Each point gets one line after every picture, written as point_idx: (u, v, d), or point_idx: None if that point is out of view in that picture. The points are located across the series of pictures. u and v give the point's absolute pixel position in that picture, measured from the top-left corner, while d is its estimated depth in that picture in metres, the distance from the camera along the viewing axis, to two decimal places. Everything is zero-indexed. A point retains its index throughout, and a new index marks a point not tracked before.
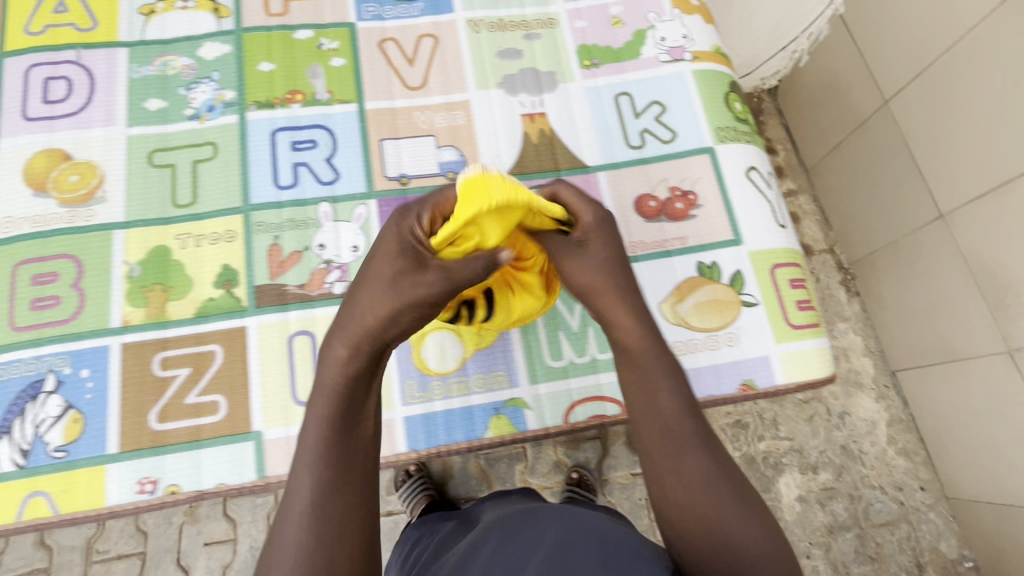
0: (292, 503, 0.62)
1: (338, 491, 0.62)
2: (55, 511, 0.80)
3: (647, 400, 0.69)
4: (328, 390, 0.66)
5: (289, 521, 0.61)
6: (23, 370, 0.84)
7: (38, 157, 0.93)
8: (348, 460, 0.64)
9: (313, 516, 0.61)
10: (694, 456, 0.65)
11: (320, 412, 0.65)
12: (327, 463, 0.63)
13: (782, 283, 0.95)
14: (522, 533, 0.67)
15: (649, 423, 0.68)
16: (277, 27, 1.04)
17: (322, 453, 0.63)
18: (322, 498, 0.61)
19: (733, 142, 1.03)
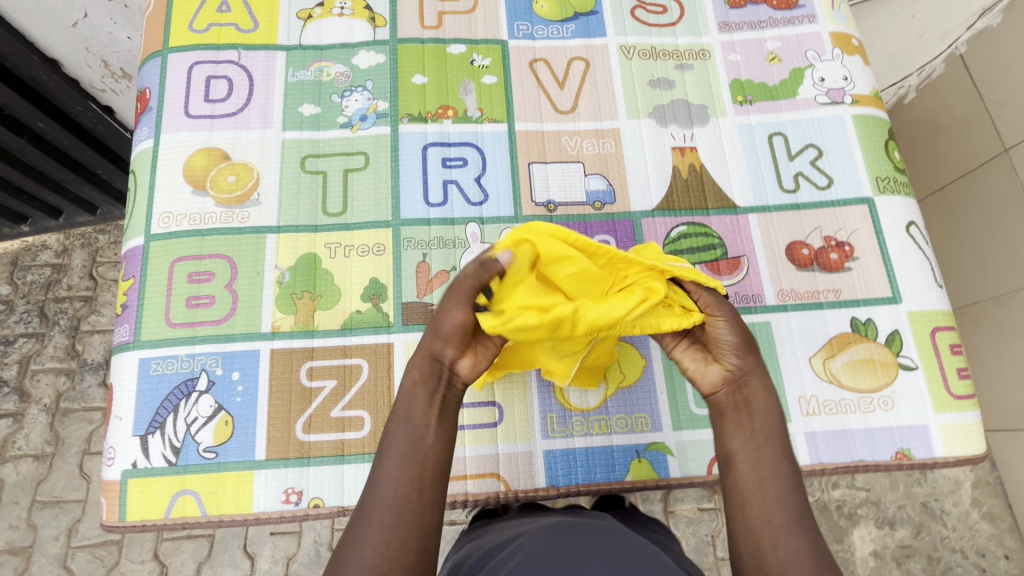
0: (371, 507, 0.61)
1: (410, 492, 0.62)
2: (203, 511, 0.81)
3: (756, 467, 0.65)
4: (408, 399, 0.68)
5: (367, 523, 0.60)
6: (177, 367, 0.85)
7: (198, 155, 0.95)
8: (421, 464, 0.64)
9: (393, 519, 0.60)
10: (797, 533, 0.60)
11: (402, 422, 0.66)
12: (406, 465, 0.63)
13: (944, 349, 0.90)
14: (576, 538, 0.61)
15: (756, 481, 0.64)
16: (431, 40, 1.03)
17: (399, 461, 0.63)
18: (397, 498, 0.61)
19: (894, 193, 0.98)
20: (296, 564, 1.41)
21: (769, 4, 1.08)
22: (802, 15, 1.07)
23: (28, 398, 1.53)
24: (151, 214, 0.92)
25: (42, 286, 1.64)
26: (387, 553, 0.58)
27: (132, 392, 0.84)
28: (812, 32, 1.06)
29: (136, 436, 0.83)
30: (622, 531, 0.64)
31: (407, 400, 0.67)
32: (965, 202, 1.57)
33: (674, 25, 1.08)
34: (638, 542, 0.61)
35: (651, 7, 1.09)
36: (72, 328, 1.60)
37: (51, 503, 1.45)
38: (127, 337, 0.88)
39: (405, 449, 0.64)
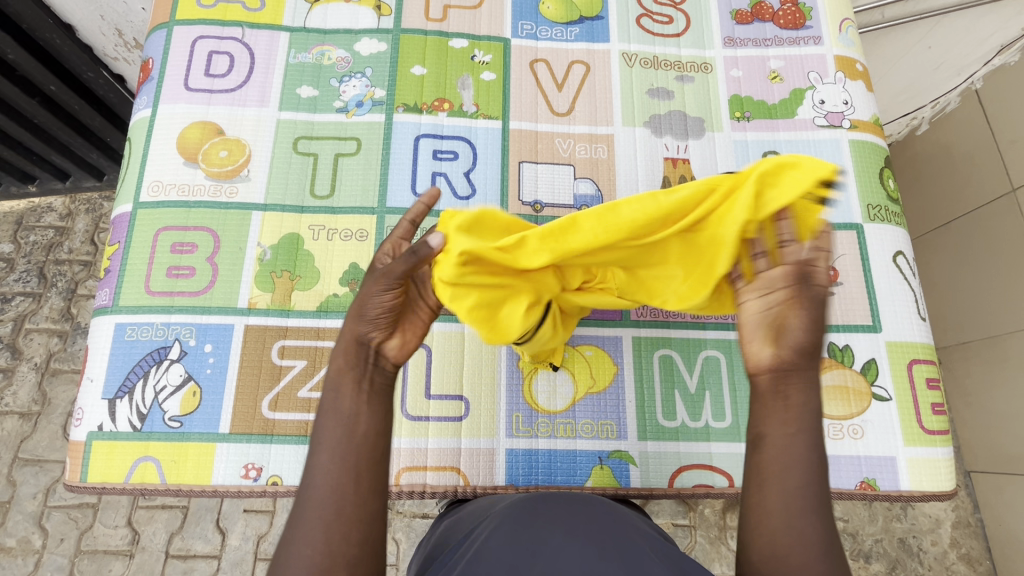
0: (298, 520, 0.49)
1: (342, 481, 0.50)
2: (163, 479, 0.81)
3: (778, 454, 0.51)
4: (334, 391, 0.55)
5: (297, 535, 0.49)
6: (152, 335, 0.86)
7: (193, 128, 0.96)
8: (355, 453, 0.52)
9: (325, 514, 0.49)
10: (803, 521, 0.48)
11: (327, 417, 0.54)
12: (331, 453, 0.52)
13: (920, 383, 0.89)
14: (545, 520, 0.60)
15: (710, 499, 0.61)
16: (434, 32, 1.04)
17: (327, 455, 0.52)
18: (331, 495, 0.50)
19: (884, 221, 0.97)
20: (266, 543, 1.42)
21: (776, 23, 1.08)
22: (808, 36, 1.07)
23: (19, 355, 1.55)
24: (141, 182, 0.94)
25: (43, 247, 1.66)
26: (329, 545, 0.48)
27: (105, 355, 0.85)
28: (817, 53, 1.06)
29: (104, 399, 0.84)
30: (604, 505, 0.65)
31: (332, 389, 0.55)
32: (970, 238, 1.56)
33: (679, 36, 1.08)
34: (613, 520, 0.62)
35: (658, 16, 1.09)
36: (68, 291, 1.62)
37: (32, 461, 1.47)
38: (106, 301, 0.89)
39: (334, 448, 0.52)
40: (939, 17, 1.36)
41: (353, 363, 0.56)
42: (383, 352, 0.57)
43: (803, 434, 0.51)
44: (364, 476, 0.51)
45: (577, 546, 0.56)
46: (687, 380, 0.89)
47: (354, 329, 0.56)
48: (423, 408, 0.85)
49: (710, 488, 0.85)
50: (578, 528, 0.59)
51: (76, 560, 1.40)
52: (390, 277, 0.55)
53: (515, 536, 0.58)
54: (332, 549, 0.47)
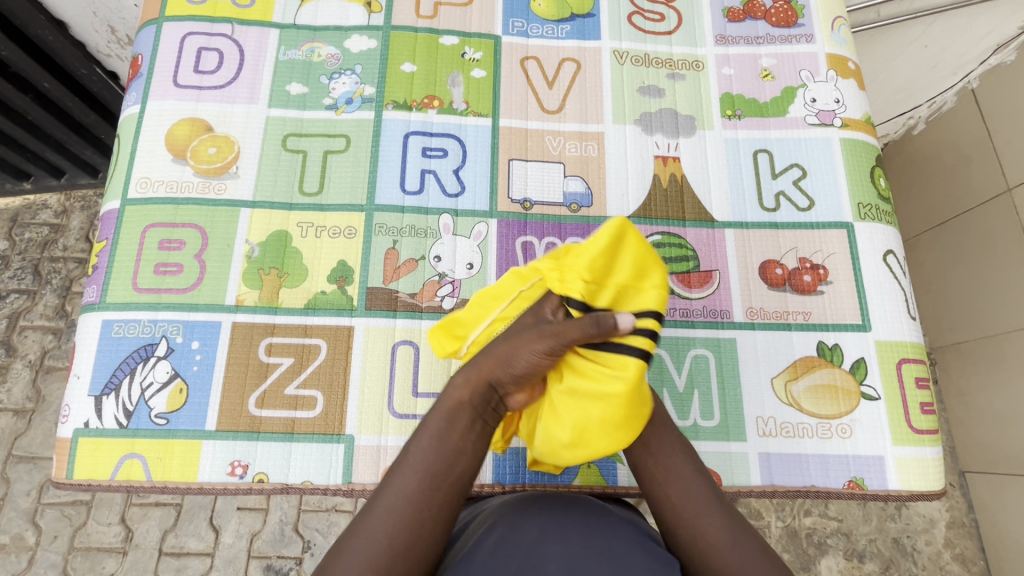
0: (370, 524, 0.58)
1: (423, 516, 0.59)
2: (149, 476, 0.81)
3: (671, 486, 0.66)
4: (446, 421, 0.63)
5: (365, 537, 0.57)
6: (139, 332, 0.86)
7: (182, 124, 0.95)
8: (441, 490, 0.60)
9: (393, 532, 0.57)
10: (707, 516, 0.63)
11: (432, 439, 0.62)
12: (425, 487, 0.60)
13: (909, 382, 0.88)
14: (530, 520, 0.61)
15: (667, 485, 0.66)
16: (424, 29, 1.04)
17: (416, 472, 0.60)
18: (408, 522, 0.58)
19: (874, 220, 0.96)
20: (259, 541, 1.42)
21: (767, 20, 1.07)
22: (800, 34, 1.07)
23: (13, 352, 1.55)
24: (130, 178, 0.93)
25: (38, 244, 1.66)
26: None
27: (92, 352, 0.85)
28: (809, 51, 1.05)
29: (90, 396, 0.83)
30: (590, 505, 0.66)
31: (444, 421, 0.63)
32: (964, 238, 1.55)
33: (670, 33, 1.07)
34: (605, 522, 0.62)
35: (649, 14, 1.08)
36: (63, 288, 1.62)
37: (26, 458, 1.47)
38: (94, 298, 0.88)
39: (420, 472, 0.60)
40: (934, 16, 1.36)
41: (476, 401, 0.64)
42: (503, 398, 0.66)
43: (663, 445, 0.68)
44: (439, 516, 0.59)
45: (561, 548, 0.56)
46: (675, 379, 0.89)
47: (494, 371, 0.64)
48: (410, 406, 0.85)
49: None
50: (569, 531, 0.59)
51: (69, 558, 1.40)
52: (557, 338, 0.60)
53: (503, 539, 0.58)
54: (391, 568, 0.56)
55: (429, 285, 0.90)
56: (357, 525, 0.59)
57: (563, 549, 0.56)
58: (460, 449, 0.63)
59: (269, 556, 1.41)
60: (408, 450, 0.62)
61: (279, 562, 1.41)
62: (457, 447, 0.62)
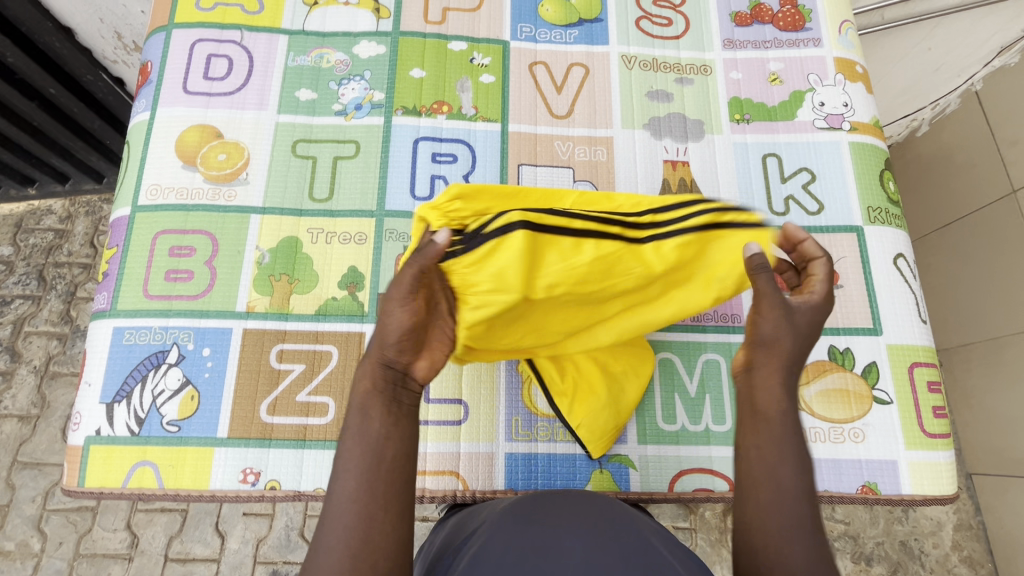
0: (319, 541, 0.50)
1: (371, 515, 0.51)
2: (160, 484, 0.81)
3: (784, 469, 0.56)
4: (361, 415, 0.55)
5: (318, 554, 0.49)
6: (150, 339, 0.86)
7: (191, 131, 0.95)
8: (384, 482, 0.52)
9: (342, 545, 0.49)
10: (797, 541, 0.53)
11: (355, 438, 0.54)
12: (364, 482, 0.52)
13: (921, 386, 0.88)
14: (545, 517, 0.60)
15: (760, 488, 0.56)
16: (433, 35, 1.04)
17: (349, 477, 0.52)
18: (360, 524, 0.50)
19: (884, 224, 0.96)
20: (266, 547, 1.41)
21: (775, 25, 1.08)
22: (807, 38, 1.07)
23: (18, 358, 1.55)
24: (139, 185, 0.93)
25: (43, 249, 1.66)
26: None
27: (103, 359, 0.85)
28: (816, 55, 1.06)
29: (101, 403, 0.83)
30: (605, 501, 0.66)
31: (360, 413, 0.55)
32: (970, 240, 1.55)
33: (678, 38, 1.08)
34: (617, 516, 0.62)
35: (657, 18, 1.09)
36: (67, 293, 1.62)
37: (31, 464, 1.46)
38: (104, 305, 0.88)
39: (348, 475, 0.52)
40: (939, 18, 1.36)
41: (383, 383, 0.56)
42: (408, 372, 0.58)
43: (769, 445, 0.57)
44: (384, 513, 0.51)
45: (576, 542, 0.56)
46: (687, 384, 0.89)
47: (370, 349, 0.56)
48: (421, 412, 0.85)
49: (710, 492, 0.84)
50: (582, 527, 0.59)
51: (75, 564, 1.39)
52: (416, 277, 0.56)
53: (517, 534, 0.58)
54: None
55: None
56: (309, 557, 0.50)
57: (581, 541, 0.56)
58: (393, 435, 0.55)
59: (276, 562, 1.41)
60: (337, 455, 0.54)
61: (285, 568, 1.40)
62: (387, 434, 0.55)
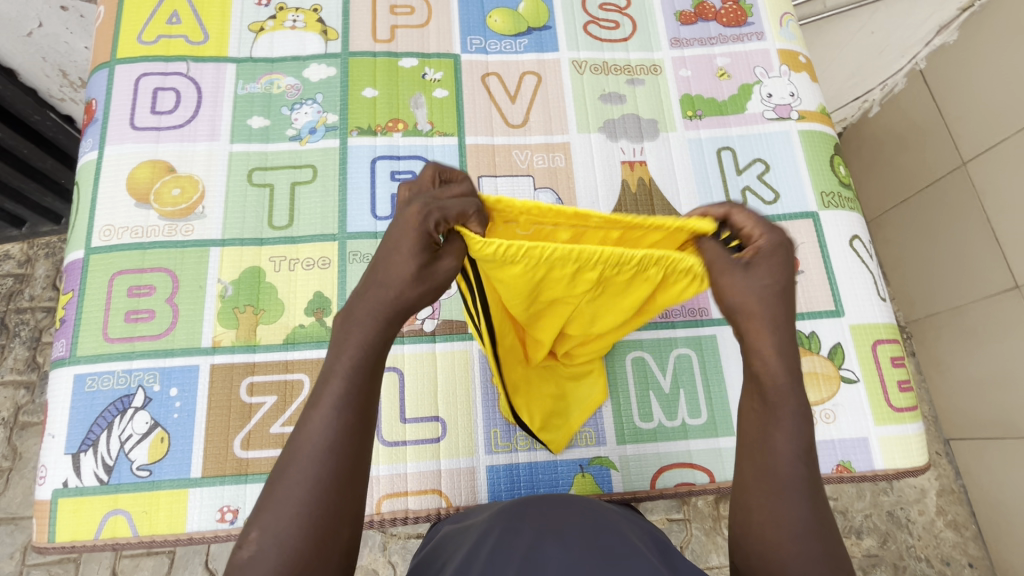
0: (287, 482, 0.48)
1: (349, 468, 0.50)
2: (134, 532, 0.78)
3: (773, 435, 0.54)
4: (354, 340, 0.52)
5: (286, 496, 0.48)
6: (113, 383, 0.84)
7: (142, 167, 0.94)
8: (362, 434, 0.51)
9: (308, 503, 0.48)
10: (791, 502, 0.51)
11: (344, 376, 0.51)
12: (345, 435, 0.50)
13: (885, 362, 0.90)
14: (530, 523, 0.60)
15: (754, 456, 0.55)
16: (383, 53, 1.04)
17: (332, 429, 0.49)
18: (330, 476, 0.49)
19: (838, 208, 0.99)
20: None
21: (719, 21, 1.10)
22: (751, 32, 1.09)
23: None
24: (92, 227, 0.91)
25: (3, 296, 1.61)
26: (316, 537, 0.47)
27: (66, 409, 0.83)
28: (760, 48, 1.08)
29: (67, 454, 0.81)
30: (591, 506, 0.65)
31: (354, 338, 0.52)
32: (925, 215, 1.61)
33: (627, 40, 1.09)
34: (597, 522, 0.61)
35: (604, 22, 1.10)
36: (33, 340, 1.57)
37: (6, 520, 1.41)
38: (64, 352, 0.86)
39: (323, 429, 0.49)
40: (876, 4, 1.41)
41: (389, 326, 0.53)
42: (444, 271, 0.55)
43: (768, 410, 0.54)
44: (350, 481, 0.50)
45: (557, 544, 0.55)
46: (660, 381, 0.90)
47: (381, 296, 0.52)
48: (399, 433, 0.84)
49: (691, 486, 0.85)
50: (566, 531, 0.58)
51: None
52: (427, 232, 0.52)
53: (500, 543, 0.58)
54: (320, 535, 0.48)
55: None
56: (271, 497, 0.49)
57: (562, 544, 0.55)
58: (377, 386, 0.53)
59: None
60: (317, 395, 0.51)
61: None
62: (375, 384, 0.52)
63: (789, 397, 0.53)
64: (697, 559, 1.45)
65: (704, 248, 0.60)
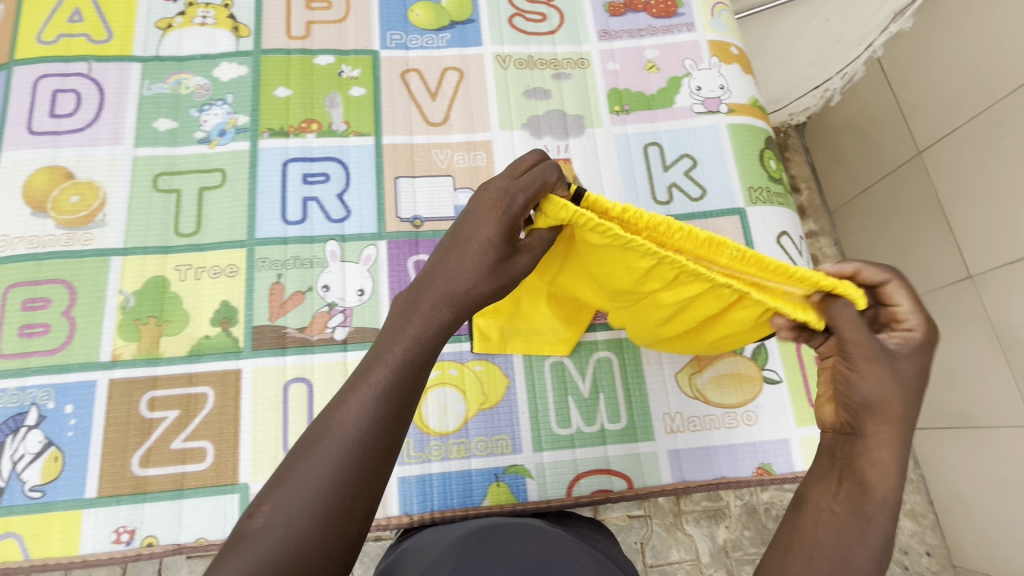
0: (311, 463, 0.45)
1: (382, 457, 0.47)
2: (26, 556, 0.75)
3: (824, 529, 0.52)
4: (407, 321, 0.50)
5: (307, 481, 0.44)
6: (6, 401, 0.80)
7: (39, 174, 0.90)
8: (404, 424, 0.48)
9: (332, 489, 0.44)
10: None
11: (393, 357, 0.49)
12: (386, 419, 0.47)
13: (809, 361, 0.89)
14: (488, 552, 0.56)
15: (817, 533, 0.52)
16: (297, 51, 1.00)
17: (370, 411, 0.46)
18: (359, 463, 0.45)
19: (766, 203, 0.97)
20: None
21: (648, 12, 1.07)
22: (681, 23, 1.06)
23: None
24: None
25: None
26: (333, 528, 0.44)
27: None
28: (690, 39, 1.05)
29: None
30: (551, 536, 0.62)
31: (408, 319, 0.50)
32: (883, 205, 1.59)
33: (553, 33, 1.06)
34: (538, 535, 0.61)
35: (530, 15, 1.07)
36: None
37: None
38: None
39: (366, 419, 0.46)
40: None
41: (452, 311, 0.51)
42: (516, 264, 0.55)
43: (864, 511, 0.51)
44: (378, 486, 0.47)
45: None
46: (580, 385, 0.87)
47: (452, 286, 0.51)
48: None
49: (609, 492, 0.83)
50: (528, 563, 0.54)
51: None
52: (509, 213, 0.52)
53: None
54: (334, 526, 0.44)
55: (319, 317, 0.87)
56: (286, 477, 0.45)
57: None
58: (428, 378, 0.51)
59: None
60: (361, 374, 0.48)
61: None
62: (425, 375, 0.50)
63: (881, 508, 0.51)
64: (658, 555, 1.42)
65: (839, 312, 0.53)
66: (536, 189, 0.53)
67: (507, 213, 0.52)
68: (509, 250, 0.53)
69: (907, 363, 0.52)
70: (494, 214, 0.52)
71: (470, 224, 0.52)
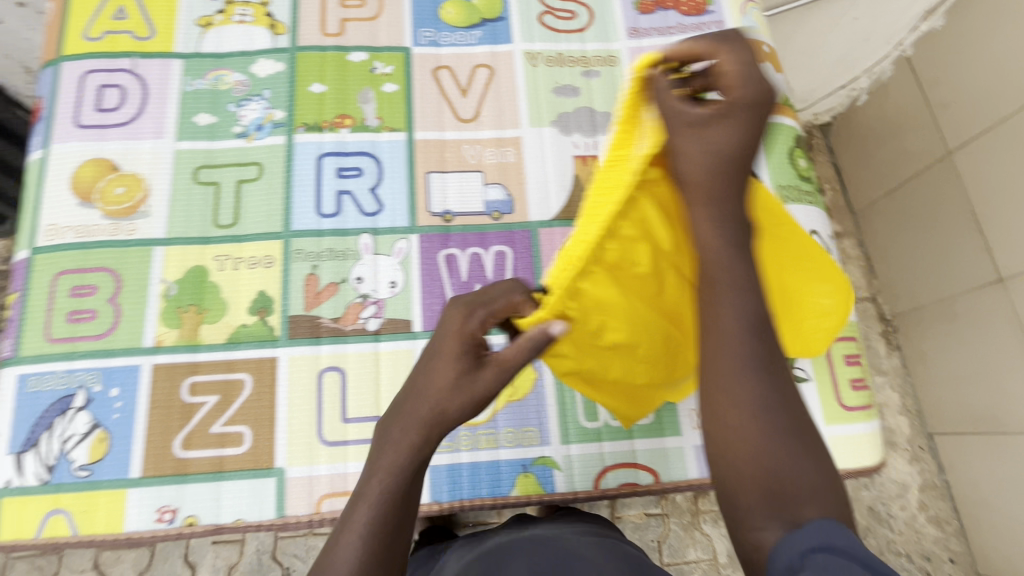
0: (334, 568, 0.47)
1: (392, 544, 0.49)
2: (74, 532, 0.79)
3: (723, 417, 0.48)
4: (390, 445, 0.53)
5: None
6: (56, 383, 0.84)
7: (86, 166, 0.93)
8: (409, 508, 0.52)
9: None
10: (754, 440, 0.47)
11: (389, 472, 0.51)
12: (392, 505, 0.50)
13: (838, 360, 0.89)
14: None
15: (712, 402, 0.49)
16: (332, 47, 1.02)
17: (376, 506, 0.50)
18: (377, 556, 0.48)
19: (795, 202, 0.96)
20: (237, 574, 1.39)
21: (678, 10, 1.07)
22: (711, 21, 1.06)
23: None
24: (36, 227, 0.91)
25: None
26: None
27: (9, 409, 0.83)
28: None
29: (10, 454, 0.82)
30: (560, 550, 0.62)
31: (394, 446, 0.52)
32: (909, 207, 1.58)
33: (583, 31, 1.07)
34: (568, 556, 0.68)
35: (560, 12, 1.08)
36: None
37: None
38: (9, 353, 0.86)
39: (364, 559, 0.48)
40: None
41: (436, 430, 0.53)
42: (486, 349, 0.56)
43: (717, 374, 0.49)
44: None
45: None
46: None
47: (421, 407, 0.53)
48: (340, 433, 0.84)
49: (635, 485, 0.84)
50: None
51: None
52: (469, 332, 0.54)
53: None
54: None
55: (352, 308, 0.89)
56: None
57: None
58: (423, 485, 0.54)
59: None
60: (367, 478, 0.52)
61: None
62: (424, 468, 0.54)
63: (720, 346, 0.49)
64: (675, 554, 1.42)
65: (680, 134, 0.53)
66: (502, 301, 0.57)
67: (466, 337, 0.54)
68: (475, 359, 0.55)
69: (731, 120, 0.51)
70: (460, 327, 0.54)
71: (440, 359, 0.54)
